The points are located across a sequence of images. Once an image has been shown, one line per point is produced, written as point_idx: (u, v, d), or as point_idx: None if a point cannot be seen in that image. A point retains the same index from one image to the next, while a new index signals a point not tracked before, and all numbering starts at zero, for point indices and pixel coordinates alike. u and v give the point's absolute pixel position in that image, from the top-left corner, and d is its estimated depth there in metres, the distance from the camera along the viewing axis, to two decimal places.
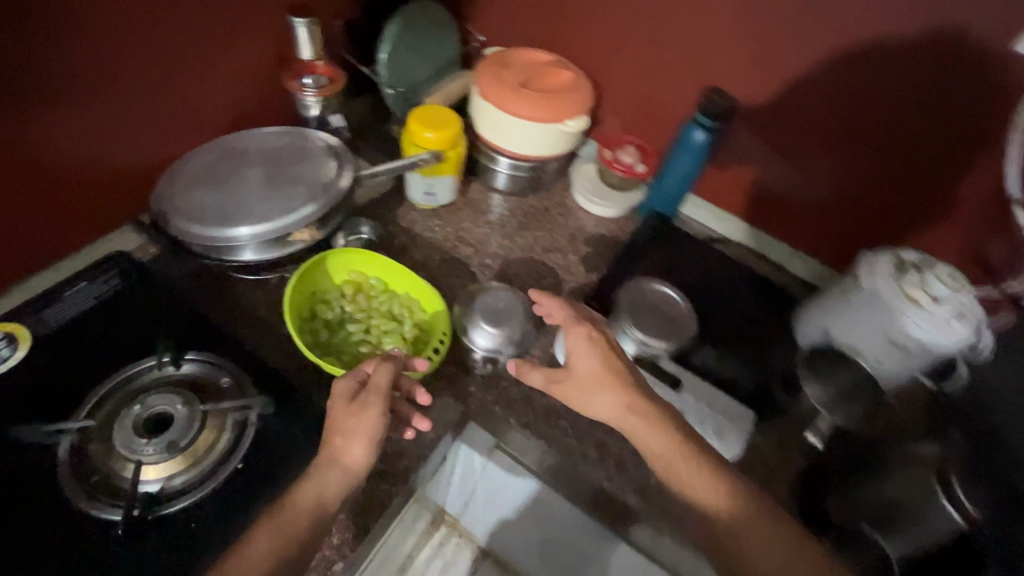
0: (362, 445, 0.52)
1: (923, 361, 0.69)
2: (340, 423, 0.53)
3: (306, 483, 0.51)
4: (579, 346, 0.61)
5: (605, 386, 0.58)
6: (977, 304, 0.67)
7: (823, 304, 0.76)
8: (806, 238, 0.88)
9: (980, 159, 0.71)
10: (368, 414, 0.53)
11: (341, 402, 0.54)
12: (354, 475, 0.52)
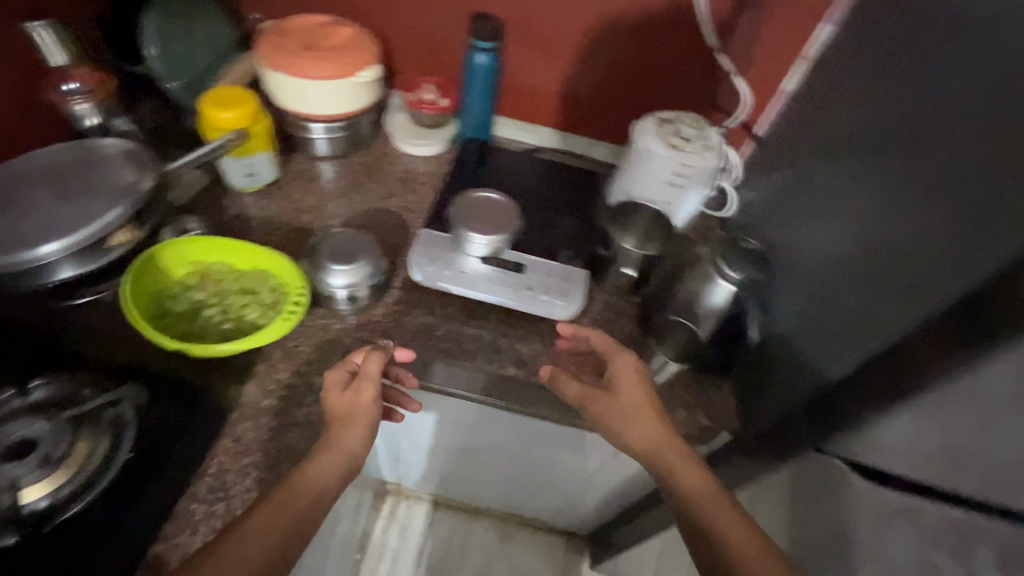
0: (361, 423, 0.63)
1: (698, 193, 0.88)
2: (338, 409, 0.63)
3: (306, 468, 0.59)
4: (628, 374, 0.69)
5: (645, 419, 0.66)
6: (722, 139, 0.86)
7: (619, 172, 0.91)
8: (598, 129, 1.05)
9: (678, 32, 0.90)
10: (367, 395, 0.64)
11: (336, 391, 0.64)
12: (350, 453, 0.61)
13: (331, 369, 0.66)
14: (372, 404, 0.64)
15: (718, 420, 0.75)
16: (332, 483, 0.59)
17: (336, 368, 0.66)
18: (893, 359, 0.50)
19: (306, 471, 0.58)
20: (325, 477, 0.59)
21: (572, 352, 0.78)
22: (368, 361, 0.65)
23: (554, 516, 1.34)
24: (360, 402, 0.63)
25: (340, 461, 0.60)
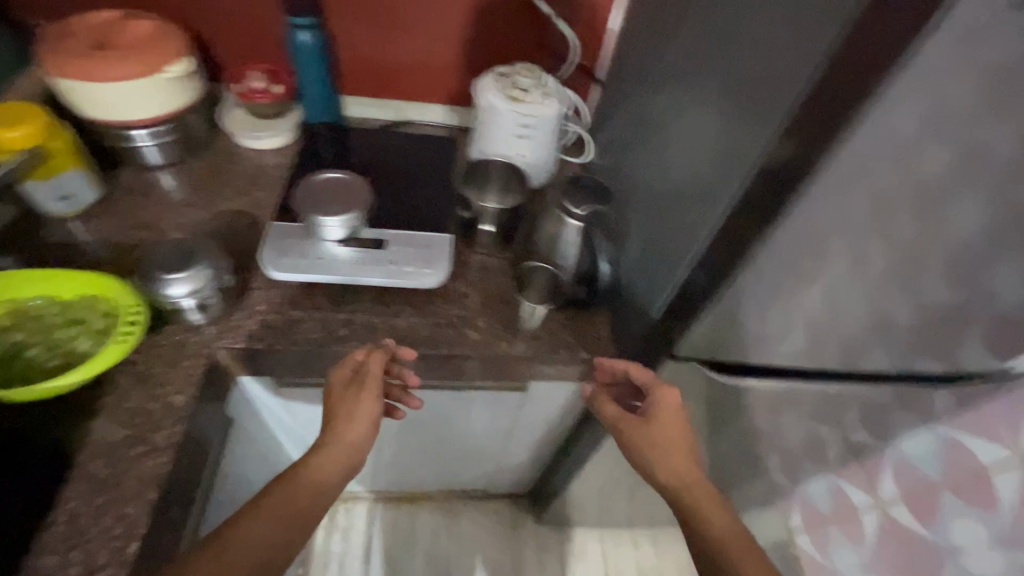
0: (363, 420, 0.66)
1: (546, 140, 0.89)
2: (340, 406, 0.66)
3: (312, 460, 0.62)
4: (667, 408, 0.70)
5: (679, 453, 0.67)
6: (559, 85, 0.88)
7: (473, 132, 0.92)
8: (448, 95, 1.04)
9: None
10: (370, 392, 0.67)
11: (341, 388, 0.68)
12: (356, 446, 0.65)
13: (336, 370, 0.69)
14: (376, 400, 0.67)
15: (595, 349, 0.79)
16: (334, 480, 0.62)
17: (340, 367, 0.69)
18: None
19: (311, 467, 0.61)
20: (331, 471, 0.62)
21: (448, 318, 0.79)
22: (371, 361, 0.69)
23: (492, 482, 1.36)
24: (361, 397, 0.66)
25: (342, 455, 0.63)
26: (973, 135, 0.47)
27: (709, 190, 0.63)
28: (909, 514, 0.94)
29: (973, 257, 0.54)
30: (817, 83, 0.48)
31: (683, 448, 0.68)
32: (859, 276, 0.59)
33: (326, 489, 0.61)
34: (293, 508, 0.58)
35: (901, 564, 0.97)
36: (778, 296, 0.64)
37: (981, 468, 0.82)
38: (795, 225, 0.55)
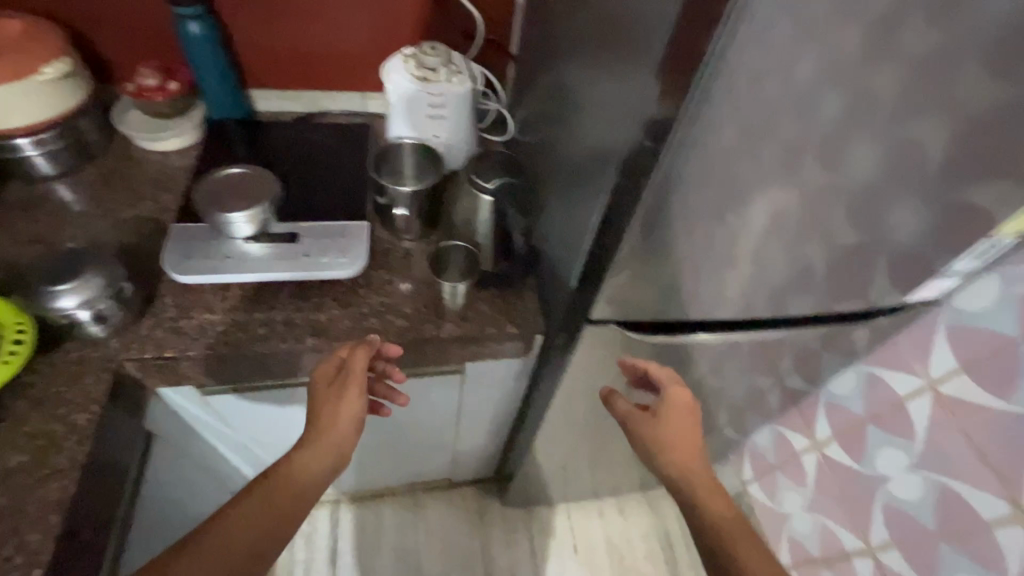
0: (346, 418, 0.68)
1: (461, 119, 0.88)
2: (324, 404, 0.68)
3: (294, 457, 0.65)
4: (675, 406, 0.75)
5: (677, 444, 0.73)
6: (466, 61, 0.88)
7: (389, 118, 0.90)
8: (362, 83, 1.01)
9: None
10: (351, 392, 0.68)
11: (326, 386, 0.69)
12: (338, 447, 0.67)
13: (321, 366, 0.71)
14: (354, 402, 0.68)
15: (524, 324, 0.79)
16: (316, 477, 0.65)
17: (324, 362, 0.70)
18: None
19: (291, 466, 0.64)
20: (314, 470, 0.65)
21: (371, 307, 0.77)
22: (353, 358, 0.69)
23: (454, 471, 1.36)
24: (343, 398, 0.67)
25: (324, 456, 0.66)
26: (867, 78, 0.51)
27: (609, 155, 0.65)
28: (842, 452, 0.98)
29: (880, 189, 0.61)
30: (670, 43, 0.51)
31: (691, 441, 0.74)
32: (779, 223, 0.64)
33: (305, 486, 0.64)
34: (272, 505, 0.62)
35: (835, 501, 1.01)
36: (709, 254, 0.67)
37: (898, 399, 0.86)
38: (715, 182, 0.58)
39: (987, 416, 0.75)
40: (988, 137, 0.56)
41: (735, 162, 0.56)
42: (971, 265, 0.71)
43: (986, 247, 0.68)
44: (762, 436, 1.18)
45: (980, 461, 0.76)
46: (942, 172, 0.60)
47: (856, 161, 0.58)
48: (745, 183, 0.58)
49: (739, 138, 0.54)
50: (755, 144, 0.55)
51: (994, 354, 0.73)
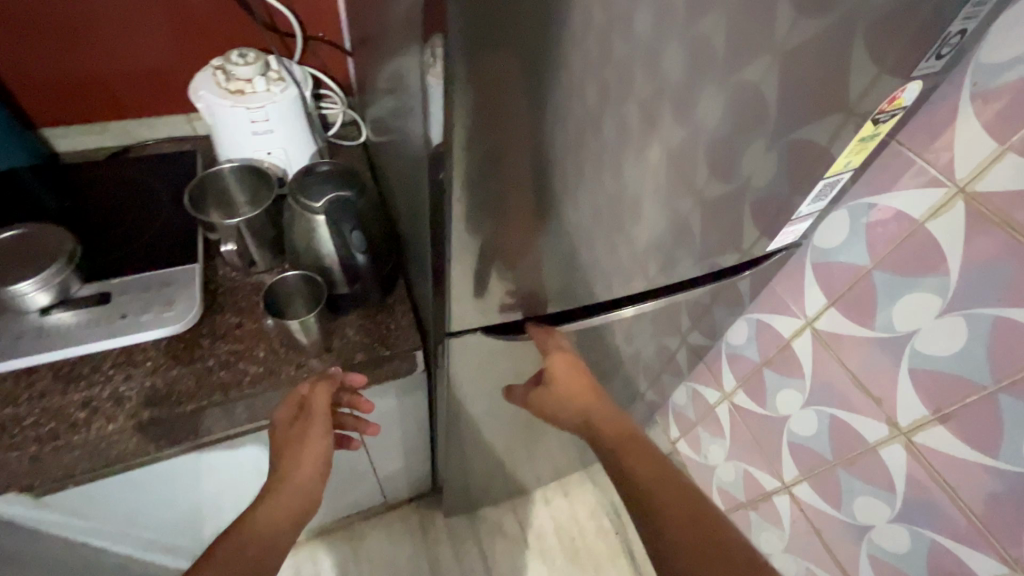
0: (311, 461, 0.65)
1: (294, 131, 0.79)
2: (289, 447, 0.65)
3: (255, 511, 0.62)
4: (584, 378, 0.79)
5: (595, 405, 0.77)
6: (286, 65, 0.78)
7: (216, 142, 0.79)
8: (183, 103, 0.91)
9: None
10: (316, 430, 0.65)
11: (287, 427, 0.66)
12: (298, 495, 0.64)
13: (279, 411, 0.66)
14: (319, 439, 0.66)
15: (398, 344, 0.73)
16: (281, 527, 0.62)
17: (284, 403, 0.67)
18: (451, 207, 0.53)
19: (255, 519, 0.61)
20: (277, 520, 0.62)
21: (218, 359, 0.68)
22: (315, 395, 0.65)
23: (387, 494, 1.30)
24: (307, 437, 0.65)
25: (287, 501, 0.63)
26: (690, 26, 0.46)
27: (425, 152, 0.58)
28: (747, 399, 1.00)
29: (729, 138, 0.58)
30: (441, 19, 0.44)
31: (588, 390, 0.78)
32: (638, 192, 0.60)
33: (274, 538, 0.61)
34: (244, 559, 0.58)
35: (749, 447, 1.04)
36: (574, 238, 0.62)
37: (784, 341, 0.89)
38: (557, 164, 0.52)
39: (857, 349, 0.77)
40: (804, 79, 0.54)
41: (572, 142, 0.51)
42: (816, 206, 0.72)
43: (824, 187, 0.69)
44: (680, 395, 1.20)
45: (856, 387, 0.79)
46: (779, 114, 0.57)
47: (702, 112, 0.54)
48: (592, 159, 0.53)
49: (570, 115, 0.48)
50: (588, 115, 0.49)
51: (851, 287, 0.75)
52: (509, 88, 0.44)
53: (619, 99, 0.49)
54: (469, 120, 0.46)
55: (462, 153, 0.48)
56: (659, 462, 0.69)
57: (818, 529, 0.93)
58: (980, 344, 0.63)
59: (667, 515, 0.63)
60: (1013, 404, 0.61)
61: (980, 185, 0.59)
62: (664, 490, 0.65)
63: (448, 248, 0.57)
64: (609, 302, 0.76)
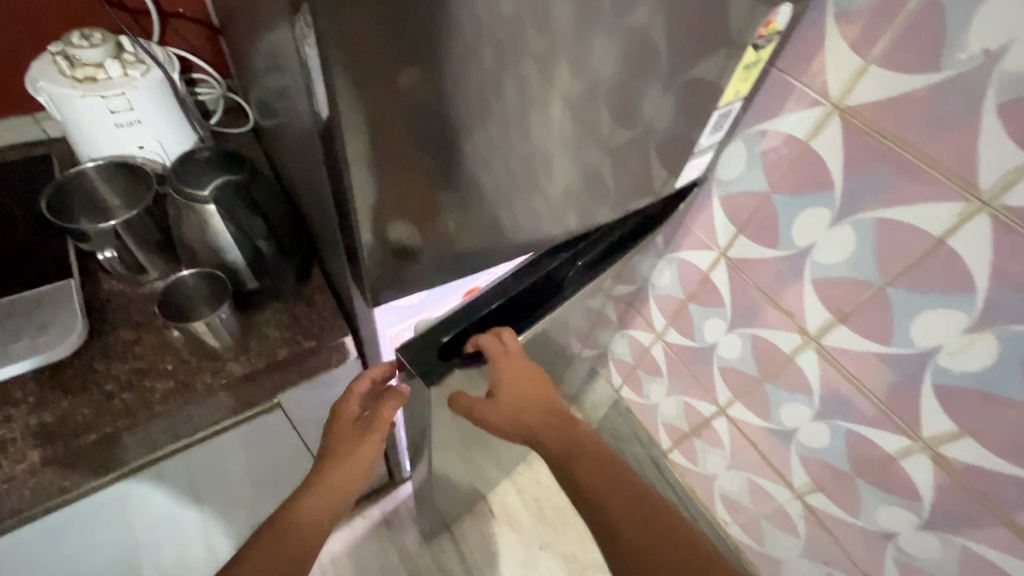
0: (361, 462, 0.73)
1: (167, 118, 0.71)
2: (347, 447, 0.73)
3: (301, 505, 0.70)
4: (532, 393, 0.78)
5: (547, 422, 0.79)
6: (141, 44, 0.69)
7: (73, 141, 0.69)
8: (25, 102, 0.79)
9: None
10: (372, 438, 0.73)
11: (346, 427, 0.73)
12: (341, 496, 0.73)
13: (343, 409, 0.72)
14: (375, 443, 0.74)
15: (322, 333, 0.69)
16: (320, 524, 0.71)
17: (347, 404, 0.73)
18: (351, 182, 0.50)
19: (299, 511, 0.70)
20: (318, 515, 0.70)
21: (119, 381, 0.61)
22: (382, 408, 0.71)
23: None
24: (365, 444, 0.73)
25: (331, 505, 0.72)
26: None
27: (314, 126, 0.54)
28: (678, 336, 1.06)
29: (631, 87, 0.57)
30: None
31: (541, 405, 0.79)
32: (549, 153, 0.59)
33: (312, 527, 0.70)
34: (283, 553, 0.66)
35: (685, 381, 1.10)
36: (493, 207, 0.61)
37: (702, 273, 0.93)
38: (463, 134, 0.51)
39: (767, 267, 0.81)
40: (693, 21, 0.54)
41: (480, 110, 0.50)
42: (713, 137, 0.73)
43: (719, 118, 0.70)
44: (617, 343, 1.25)
45: (772, 307, 0.84)
46: (674, 58, 0.57)
47: (601, 58, 0.52)
48: (501, 126, 0.52)
49: (479, 92, 0.48)
50: (494, 82, 0.48)
51: (754, 211, 0.79)
52: (411, 67, 0.43)
53: (523, 58, 0.48)
54: (366, 96, 0.43)
55: (356, 124, 0.45)
56: (600, 464, 0.76)
57: (755, 443, 1.01)
58: (869, 246, 0.67)
59: (615, 514, 0.71)
60: (900, 295, 0.66)
61: (852, 100, 0.62)
62: (612, 493, 0.73)
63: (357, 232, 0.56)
64: (541, 283, 0.75)
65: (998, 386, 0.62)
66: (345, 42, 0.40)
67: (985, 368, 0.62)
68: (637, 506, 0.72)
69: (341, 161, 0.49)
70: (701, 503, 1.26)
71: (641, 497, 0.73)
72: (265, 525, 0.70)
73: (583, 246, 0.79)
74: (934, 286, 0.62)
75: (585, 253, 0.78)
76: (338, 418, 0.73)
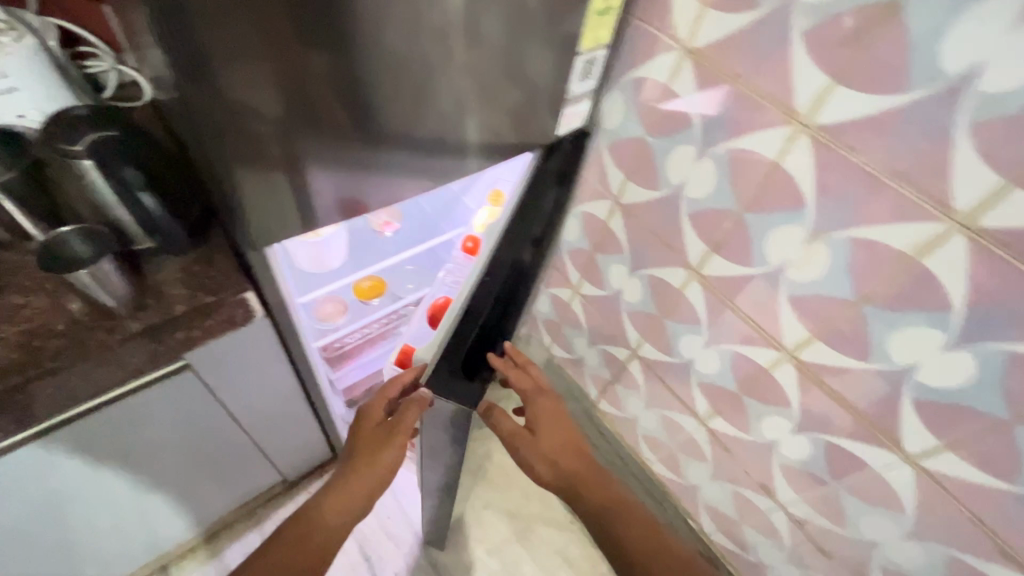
0: (383, 465, 0.81)
1: (43, 84, 0.70)
2: (370, 450, 0.81)
3: (325, 503, 0.80)
4: (555, 426, 0.87)
5: (577, 469, 0.85)
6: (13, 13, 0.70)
7: None
8: None
9: None
10: (394, 441, 0.81)
11: (373, 430, 0.83)
12: (362, 503, 0.81)
13: (371, 412, 0.83)
14: (395, 449, 0.81)
15: (221, 289, 0.71)
16: (343, 521, 0.80)
17: (375, 408, 0.83)
18: (245, 156, 0.54)
19: (324, 508, 0.80)
20: (340, 514, 0.80)
21: (8, 340, 0.63)
22: (408, 412, 0.80)
23: (284, 470, 1.28)
24: (385, 447, 0.81)
25: (356, 510, 0.81)
26: None
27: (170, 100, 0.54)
28: (591, 287, 1.12)
29: (499, 35, 0.60)
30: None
31: (569, 448, 0.86)
32: (435, 121, 0.65)
33: (335, 524, 0.80)
34: (308, 548, 0.79)
35: (603, 331, 1.17)
36: (380, 179, 0.68)
37: (603, 223, 1.00)
38: (360, 110, 0.57)
39: (654, 208, 0.87)
40: None
41: (381, 90, 0.57)
42: (585, 84, 0.77)
43: (585, 65, 0.74)
44: (544, 303, 1.32)
45: (663, 248, 0.90)
46: (538, 6, 0.60)
47: (467, 11, 0.56)
48: (395, 104, 0.60)
49: (378, 78, 0.56)
50: (392, 66, 0.55)
51: (636, 155, 0.85)
52: (319, 51, 0.50)
53: (414, 41, 0.55)
54: (275, 75, 0.49)
55: (258, 101, 0.50)
56: (622, 511, 0.84)
57: (665, 382, 1.07)
58: (724, 175, 0.74)
59: (638, 554, 0.81)
60: (753, 218, 0.73)
61: (698, 42, 0.67)
62: (626, 528, 0.83)
63: (245, 204, 0.59)
64: (507, 280, 0.85)
65: (839, 292, 0.68)
66: (253, 21, 0.44)
67: (823, 275, 0.68)
68: (656, 546, 0.82)
69: (230, 139, 0.51)
70: (630, 448, 1.32)
71: (655, 536, 0.83)
72: (299, 513, 0.83)
73: (518, 228, 0.85)
74: (775, 205, 0.70)
75: (523, 236, 0.86)
76: (367, 419, 0.83)
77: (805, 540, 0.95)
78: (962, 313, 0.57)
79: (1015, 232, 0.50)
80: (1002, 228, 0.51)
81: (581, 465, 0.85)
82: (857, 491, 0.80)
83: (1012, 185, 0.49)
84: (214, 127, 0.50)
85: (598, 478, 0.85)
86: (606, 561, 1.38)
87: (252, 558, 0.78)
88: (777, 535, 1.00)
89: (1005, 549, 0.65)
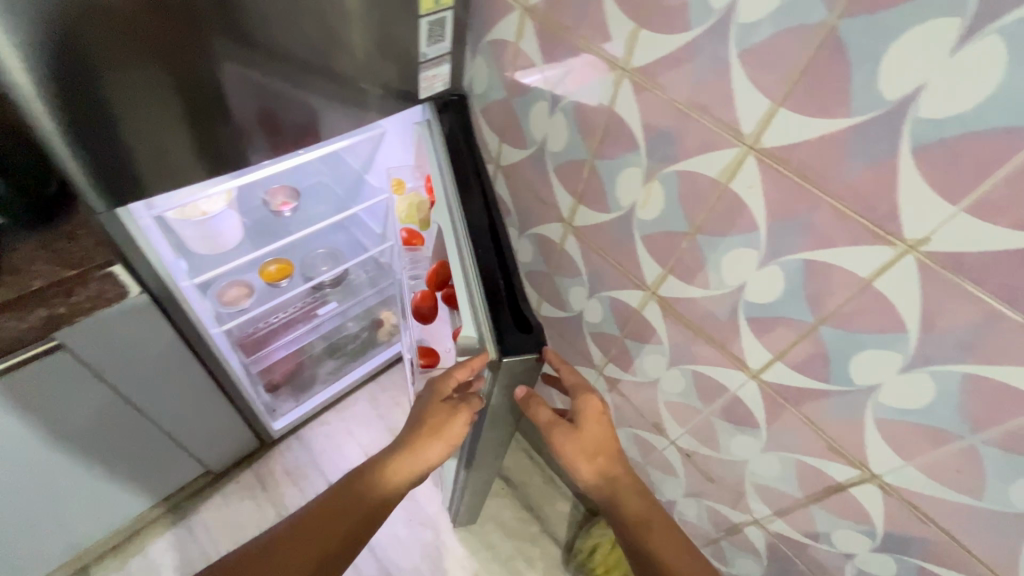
0: (446, 439, 0.78)
1: None
2: (437, 422, 0.77)
3: (384, 464, 0.78)
4: (597, 426, 0.81)
5: (613, 469, 0.81)
6: None
7: None
8: None
9: None
10: (458, 419, 0.78)
11: (440, 403, 0.78)
12: (413, 476, 0.79)
13: (439, 386, 0.77)
14: (459, 429, 0.78)
15: (85, 262, 0.72)
16: (395, 490, 0.79)
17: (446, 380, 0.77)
18: (137, 104, 0.62)
19: (384, 467, 0.78)
20: (396, 481, 0.78)
21: None
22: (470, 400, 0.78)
23: (208, 461, 1.28)
24: (452, 421, 0.77)
25: (411, 479, 0.79)
26: None
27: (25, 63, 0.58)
28: None
29: None
30: None
31: (609, 450, 0.81)
32: (306, 75, 0.74)
33: (388, 491, 0.79)
34: (355, 511, 0.78)
35: None
36: (257, 130, 0.76)
37: None
38: (244, 61, 0.67)
39: (526, 166, 0.92)
40: None
41: (260, 43, 0.66)
42: (437, 45, 0.82)
43: (432, 26, 0.79)
44: None
45: (540, 203, 0.94)
46: None
47: None
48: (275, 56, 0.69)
49: (257, 33, 0.65)
50: (267, 21, 0.65)
51: (503, 115, 0.90)
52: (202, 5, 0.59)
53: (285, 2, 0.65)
54: (163, 26, 0.58)
55: (148, 49, 0.58)
56: (659, 513, 0.82)
57: (564, 336, 1.12)
58: (573, 124, 0.79)
59: (662, 557, 0.78)
60: (601, 163, 0.78)
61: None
62: (658, 532, 0.80)
63: (138, 154, 0.66)
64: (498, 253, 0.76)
65: (677, 224, 0.73)
66: None
67: (663, 211, 0.74)
68: (677, 539, 0.80)
69: (121, 86, 0.59)
70: None
71: (678, 535, 0.81)
72: (359, 468, 0.81)
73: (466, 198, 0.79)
74: (615, 148, 0.75)
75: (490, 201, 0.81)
76: (435, 392, 0.78)
77: (694, 471, 1.01)
78: (766, 230, 0.63)
79: (788, 148, 0.56)
80: (778, 146, 0.57)
81: (621, 468, 0.82)
82: (723, 415, 0.86)
83: (777, 106, 0.55)
84: (83, 57, 0.55)
85: (636, 490, 0.82)
86: (537, 521, 1.43)
87: (297, 516, 0.76)
88: (673, 471, 1.08)
89: (833, 446, 0.73)
